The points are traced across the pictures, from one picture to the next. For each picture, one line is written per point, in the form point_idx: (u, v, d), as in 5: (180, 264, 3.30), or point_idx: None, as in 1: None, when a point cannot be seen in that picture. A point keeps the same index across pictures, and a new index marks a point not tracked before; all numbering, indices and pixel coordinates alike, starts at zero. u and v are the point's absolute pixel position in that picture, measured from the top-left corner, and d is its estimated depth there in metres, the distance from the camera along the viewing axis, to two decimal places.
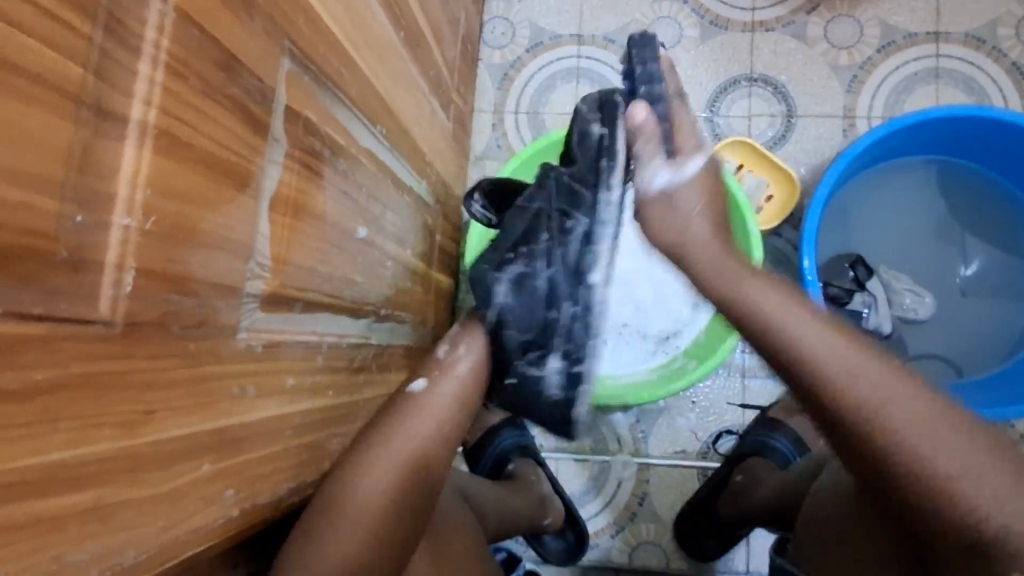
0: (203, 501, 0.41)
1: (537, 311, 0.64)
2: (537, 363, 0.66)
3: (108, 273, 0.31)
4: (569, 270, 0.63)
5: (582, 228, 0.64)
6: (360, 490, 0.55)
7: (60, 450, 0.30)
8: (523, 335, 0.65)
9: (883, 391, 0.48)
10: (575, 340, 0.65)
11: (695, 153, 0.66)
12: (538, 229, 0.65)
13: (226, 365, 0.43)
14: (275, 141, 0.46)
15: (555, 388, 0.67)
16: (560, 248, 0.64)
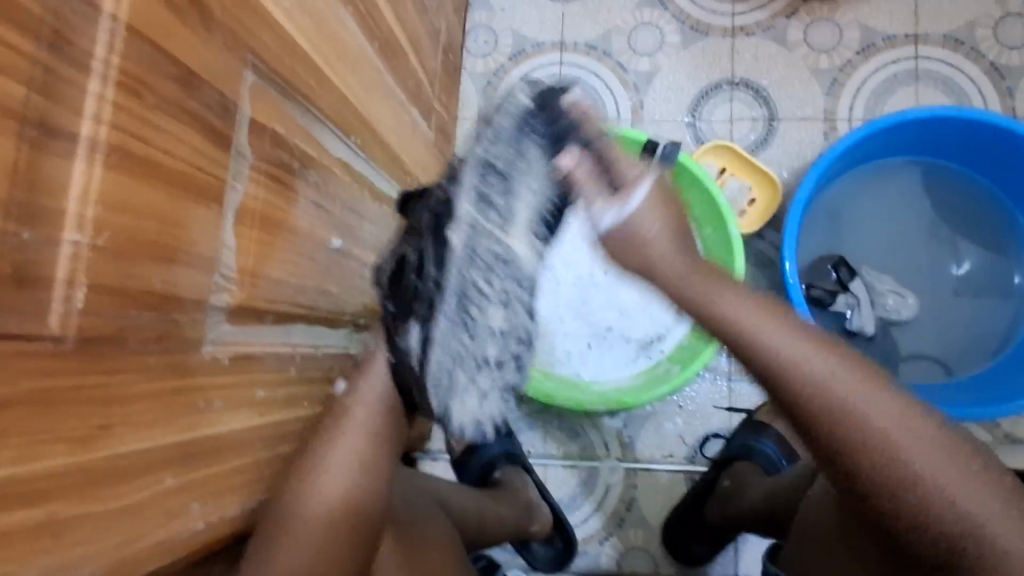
0: (166, 515, 0.41)
1: (400, 281, 0.60)
2: (401, 336, 0.60)
3: (59, 288, 0.32)
4: (433, 231, 0.59)
5: (445, 191, 0.60)
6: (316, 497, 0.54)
7: (10, 465, 0.30)
8: (393, 304, 0.61)
9: (858, 400, 0.51)
10: (431, 305, 0.58)
11: (638, 181, 0.65)
12: (418, 203, 0.63)
13: (191, 377, 0.43)
14: (240, 153, 0.47)
15: (421, 366, 0.60)
16: (430, 214, 0.60)
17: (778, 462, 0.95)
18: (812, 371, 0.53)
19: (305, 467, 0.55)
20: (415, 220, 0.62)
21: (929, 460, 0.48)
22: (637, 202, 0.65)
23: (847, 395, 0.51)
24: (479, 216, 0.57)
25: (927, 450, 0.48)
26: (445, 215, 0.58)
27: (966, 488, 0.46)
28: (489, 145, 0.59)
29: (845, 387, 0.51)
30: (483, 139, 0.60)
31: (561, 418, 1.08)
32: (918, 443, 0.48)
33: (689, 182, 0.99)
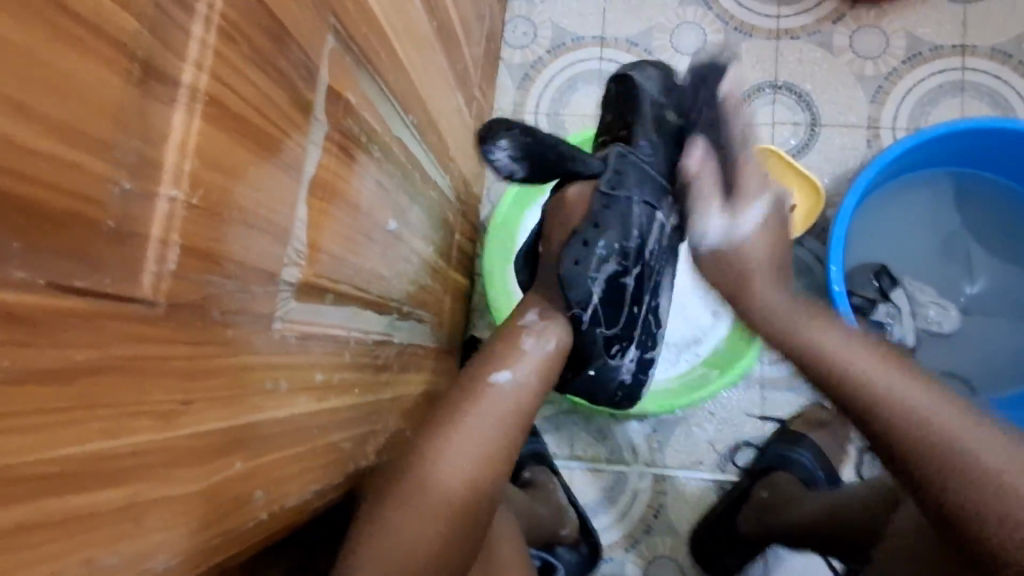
0: (235, 500, 0.38)
1: (621, 310, 0.66)
2: (615, 355, 0.69)
3: (153, 247, 0.29)
4: (625, 248, 0.62)
5: (659, 220, 0.64)
6: (413, 515, 0.55)
7: (99, 440, 0.27)
8: (609, 331, 0.66)
9: (894, 389, 0.51)
10: (643, 325, 0.69)
11: (757, 195, 0.65)
12: (630, 225, 0.62)
13: (261, 357, 0.40)
14: (317, 120, 0.44)
15: (627, 375, 0.73)
16: (652, 240, 0.64)
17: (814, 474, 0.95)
18: (846, 362, 0.55)
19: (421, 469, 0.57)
20: (597, 210, 0.62)
21: (939, 409, 0.49)
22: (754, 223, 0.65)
23: (897, 399, 0.51)
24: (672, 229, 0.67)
25: (967, 429, 0.48)
26: (662, 233, 0.65)
27: (962, 424, 0.48)
28: (651, 132, 0.64)
29: (878, 377, 0.53)
30: (660, 175, 0.64)
31: (589, 419, 1.05)
32: (973, 431, 0.47)
33: None
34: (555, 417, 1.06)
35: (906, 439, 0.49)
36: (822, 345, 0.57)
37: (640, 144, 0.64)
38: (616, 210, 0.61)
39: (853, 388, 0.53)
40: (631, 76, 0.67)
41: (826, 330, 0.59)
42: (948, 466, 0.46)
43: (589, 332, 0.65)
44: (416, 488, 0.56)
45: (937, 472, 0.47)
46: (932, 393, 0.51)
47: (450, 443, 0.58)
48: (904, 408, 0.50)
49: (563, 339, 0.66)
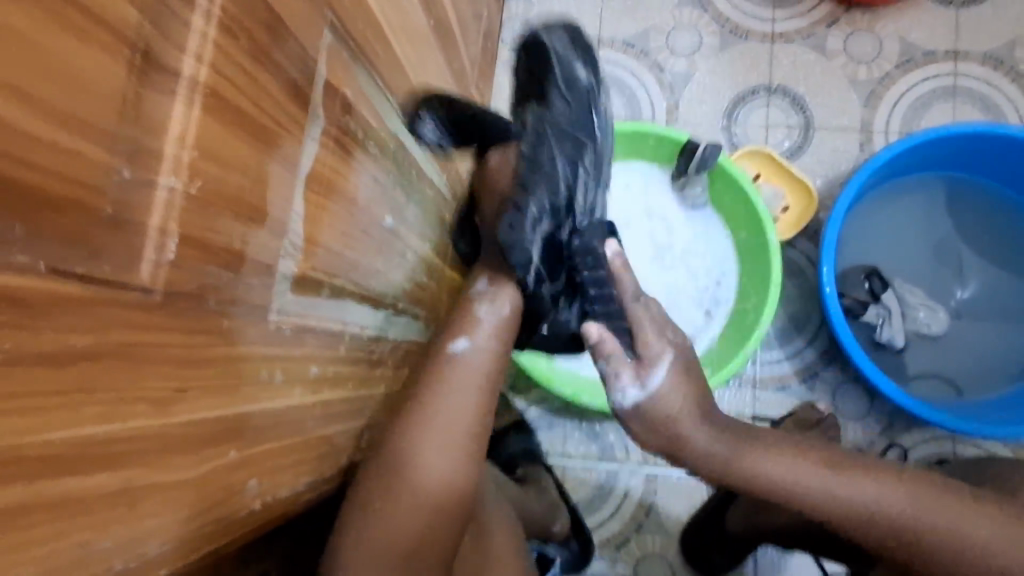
0: (228, 490, 0.38)
1: (559, 263, 0.66)
2: (562, 309, 0.69)
3: (152, 236, 0.29)
4: (555, 206, 0.63)
5: (587, 164, 0.66)
6: (395, 507, 0.56)
7: (95, 425, 0.27)
8: (552, 287, 0.66)
9: (853, 495, 0.55)
10: (581, 277, 0.70)
11: None
12: (551, 173, 0.63)
13: (256, 347, 0.40)
14: (314, 114, 0.44)
15: (576, 327, 0.73)
16: (573, 193, 0.65)
17: None
18: (801, 487, 0.56)
19: (397, 455, 0.57)
20: (524, 176, 0.62)
21: (906, 502, 0.54)
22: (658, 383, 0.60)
23: (835, 501, 0.55)
24: (590, 177, 0.67)
25: (935, 502, 0.54)
26: (587, 173, 0.66)
27: (927, 507, 0.54)
28: (563, 90, 0.65)
29: (816, 483, 0.56)
30: (581, 132, 0.65)
31: (582, 417, 1.06)
32: (932, 506, 0.54)
33: (724, 184, 0.99)
34: (547, 414, 1.07)
35: (891, 547, 0.54)
36: (768, 471, 0.57)
37: (554, 104, 0.65)
38: (540, 171, 0.62)
39: (816, 508, 0.56)
40: (540, 40, 0.66)
41: (775, 454, 0.58)
42: (943, 551, 0.53)
43: (537, 292, 0.65)
44: (394, 476, 0.57)
45: (914, 550, 0.54)
46: (871, 474, 0.56)
47: (422, 424, 0.59)
48: (870, 520, 0.54)
49: (516, 303, 0.66)
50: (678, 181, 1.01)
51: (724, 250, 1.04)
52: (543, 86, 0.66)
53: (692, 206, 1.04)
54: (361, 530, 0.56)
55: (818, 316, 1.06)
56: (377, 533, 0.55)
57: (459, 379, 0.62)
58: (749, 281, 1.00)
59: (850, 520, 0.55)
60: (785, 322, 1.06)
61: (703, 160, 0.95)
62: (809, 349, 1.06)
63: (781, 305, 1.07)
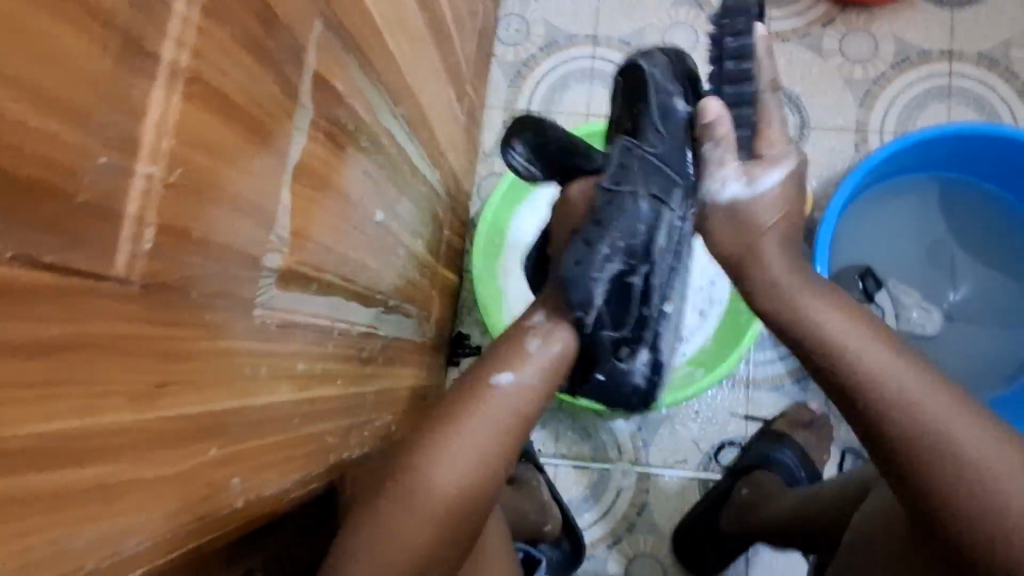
0: (211, 487, 0.37)
1: (628, 312, 0.60)
2: (625, 359, 0.63)
3: (130, 225, 0.28)
4: (631, 249, 0.56)
5: (672, 218, 0.58)
6: (405, 525, 0.54)
7: (68, 419, 0.26)
8: (615, 334, 0.61)
9: (887, 372, 0.53)
10: (649, 325, 0.63)
11: (776, 164, 0.61)
12: (632, 208, 0.56)
13: (241, 341, 0.39)
14: (303, 105, 0.43)
15: (640, 381, 0.66)
16: (661, 237, 0.58)
17: (797, 475, 0.94)
18: (839, 339, 0.56)
19: (416, 474, 0.55)
20: (601, 208, 0.57)
21: (929, 396, 0.51)
22: (770, 183, 0.61)
23: (937, 411, 0.50)
24: (679, 217, 0.59)
25: (951, 408, 0.51)
26: (675, 216, 0.59)
27: (950, 408, 0.51)
28: (655, 127, 0.58)
29: (908, 380, 0.52)
30: (672, 169, 0.58)
31: (575, 417, 1.05)
32: (956, 417, 0.50)
33: None
34: (540, 413, 1.06)
35: (899, 417, 0.51)
36: (826, 323, 0.57)
37: (647, 138, 0.58)
38: (618, 204, 0.57)
39: (842, 355, 0.55)
40: (636, 63, 0.60)
41: (832, 310, 0.58)
42: (933, 454, 0.49)
43: (595, 336, 0.60)
44: (409, 493, 0.54)
45: (933, 452, 0.49)
46: (927, 374, 0.53)
47: (452, 450, 0.56)
48: (893, 392, 0.52)
49: (568, 343, 0.61)
50: None
51: None
52: (638, 118, 0.59)
53: None
54: (372, 541, 0.53)
55: None
56: (381, 550, 0.53)
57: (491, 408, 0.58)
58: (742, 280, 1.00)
59: (870, 385, 0.53)
60: None
61: None
62: None
63: None
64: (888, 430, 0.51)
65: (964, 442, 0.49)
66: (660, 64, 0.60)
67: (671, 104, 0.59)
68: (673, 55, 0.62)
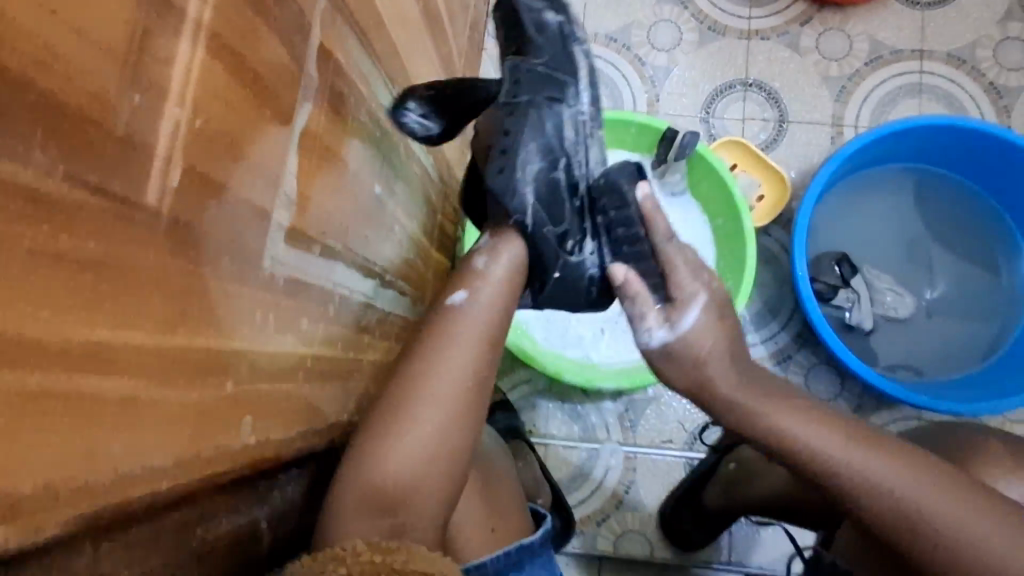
0: (225, 423, 0.40)
1: (560, 203, 0.68)
2: (574, 251, 0.69)
3: (158, 164, 0.31)
4: (547, 146, 0.66)
5: (568, 110, 0.67)
6: (386, 463, 0.60)
7: (105, 331, 0.29)
8: (557, 227, 0.67)
9: (864, 468, 0.58)
10: (586, 215, 0.70)
11: (692, 303, 0.66)
12: (530, 111, 0.66)
13: (251, 289, 0.42)
14: (308, 74, 0.47)
15: (595, 271, 0.71)
16: (567, 130, 0.67)
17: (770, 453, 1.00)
18: (817, 446, 0.60)
19: (391, 408, 0.62)
20: (504, 120, 0.65)
21: (915, 488, 0.56)
22: (691, 323, 0.66)
23: (911, 495, 0.56)
24: (577, 113, 0.68)
25: (931, 488, 0.56)
26: (571, 103, 0.68)
27: (931, 493, 0.56)
28: (536, 44, 0.68)
29: (880, 470, 0.57)
30: (561, 71, 0.67)
31: (564, 399, 1.08)
32: (939, 501, 0.56)
33: (703, 172, 1.04)
34: (531, 395, 1.09)
35: (890, 508, 0.56)
36: (790, 432, 0.61)
37: (530, 53, 0.67)
38: (519, 113, 0.65)
39: (820, 457, 0.60)
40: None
41: (791, 416, 0.62)
42: (926, 545, 0.55)
43: (538, 234, 0.66)
44: (386, 431, 0.61)
45: (915, 538, 0.55)
46: (887, 453, 0.59)
47: (421, 377, 0.63)
48: (879, 487, 0.57)
49: (516, 254, 0.68)
50: (658, 169, 1.06)
51: (702, 237, 1.08)
52: (521, 41, 0.69)
53: (671, 193, 1.08)
54: (359, 479, 0.60)
55: (791, 302, 1.10)
56: (371, 489, 0.60)
57: (449, 347, 0.64)
58: (724, 266, 1.04)
59: (854, 486, 0.58)
60: (760, 307, 1.10)
61: (682, 147, 0.99)
62: (783, 333, 1.09)
63: (756, 291, 1.11)
64: (884, 523, 0.57)
65: (944, 520, 0.55)
66: None
67: (545, 21, 0.69)
68: None
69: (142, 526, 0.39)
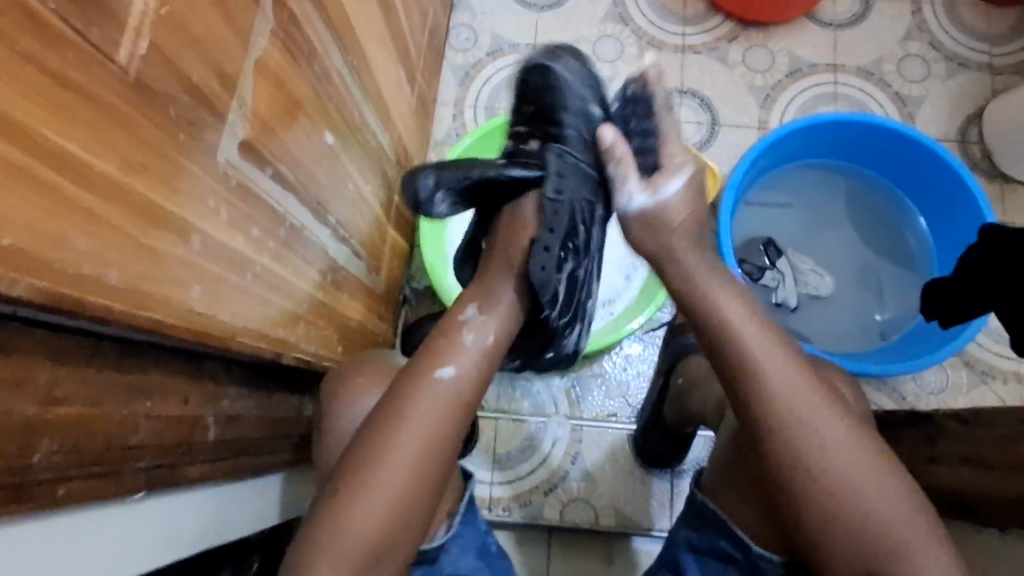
0: (176, 283, 0.46)
1: (570, 299, 0.75)
2: (565, 336, 0.80)
3: (129, 32, 0.39)
4: (578, 248, 0.73)
5: (598, 220, 0.77)
6: (376, 483, 0.62)
7: (78, 147, 0.35)
8: (563, 317, 0.75)
9: (833, 445, 0.61)
10: (580, 306, 0.79)
11: (675, 172, 0.71)
12: (576, 223, 0.73)
13: (207, 176, 0.49)
14: (263, 11, 0.55)
15: (571, 351, 0.85)
16: (587, 235, 0.75)
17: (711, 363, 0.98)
18: (795, 417, 0.62)
19: (390, 415, 0.64)
20: (549, 216, 0.70)
21: (866, 470, 0.61)
22: (673, 189, 0.70)
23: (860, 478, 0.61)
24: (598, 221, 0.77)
25: (875, 475, 0.61)
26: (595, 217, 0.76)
27: (871, 477, 0.61)
28: (576, 147, 0.75)
29: (843, 446, 0.61)
30: (596, 176, 0.76)
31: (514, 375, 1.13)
32: (875, 483, 0.61)
33: None
34: None
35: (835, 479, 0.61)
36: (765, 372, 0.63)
37: (575, 152, 0.75)
38: (563, 210, 0.71)
39: (791, 426, 0.62)
40: (551, 68, 0.79)
41: (780, 364, 0.63)
42: (854, 520, 0.61)
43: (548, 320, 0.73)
44: (387, 445, 0.63)
45: (842, 509, 0.61)
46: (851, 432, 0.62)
47: (413, 410, 0.64)
48: (833, 465, 0.61)
49: (506, 324, 0.71)
50: None
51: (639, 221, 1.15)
52: (556, 122, 0.77)
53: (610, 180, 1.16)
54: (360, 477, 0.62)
55: None
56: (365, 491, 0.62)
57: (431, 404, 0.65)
58: None
59: (812, 449, 0.61)
60: None
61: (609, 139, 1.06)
62: None
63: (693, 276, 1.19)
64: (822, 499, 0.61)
65: (874, 500, 0.61)
66: (566, 67, 0.80)
67: (591, 112, 0.78)
68: (574, 52, 0.82)
69: (95, 370, 0.44)
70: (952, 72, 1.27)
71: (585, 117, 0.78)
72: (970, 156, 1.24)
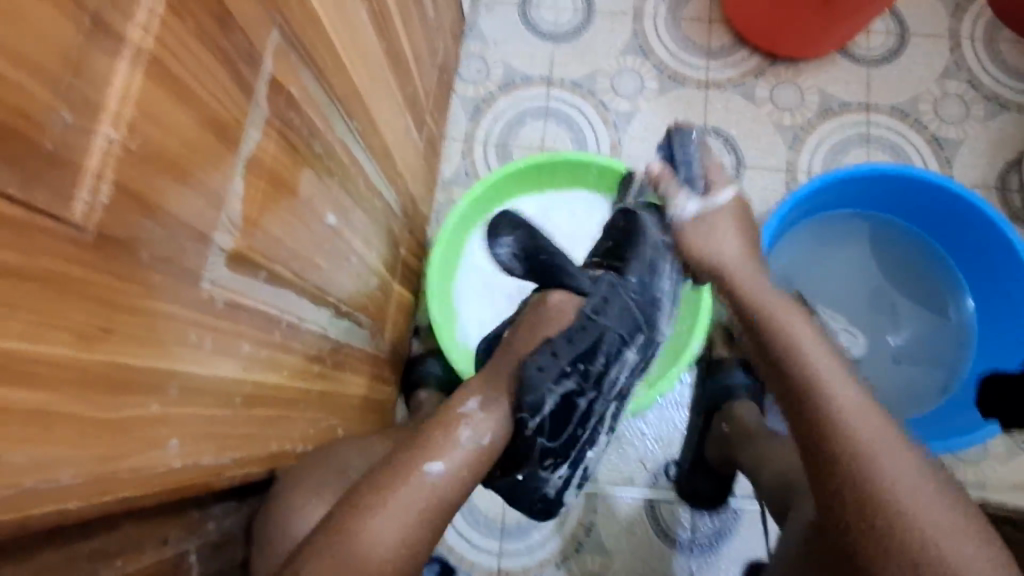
0: (144, 444, 0.40)
1: (565, 426, 0.70)
2: (548, 469, 0.74)
3: (88, 178, 0.32)
4: (584, 373, 0.67)
5: (630, 358, 0.71)
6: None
7: (16, 341, 0.29)
8: (551, 442, 0.70)
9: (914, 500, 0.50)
10: (574, 440, 0.73)
11: (724, 186, 0.76)
12: (597, 351, 0.67)
13: (186, 309, 0.42)
14: (257, 103, 0.48)
15: (550, 491, 0.77)
16: (602, 373, 0.69)
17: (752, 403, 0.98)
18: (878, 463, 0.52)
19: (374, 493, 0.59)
20: (571, 330, 0.67)
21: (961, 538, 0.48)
22: (723, 199, 0.75)
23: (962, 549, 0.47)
24: (620, 378, 0.72)
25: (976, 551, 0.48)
26: (623, 366, 0.71)
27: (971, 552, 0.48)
28: (639, 270, 0.72)
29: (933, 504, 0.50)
30: (642, 318, 0.70)
31: None
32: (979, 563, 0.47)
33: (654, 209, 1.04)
34: None
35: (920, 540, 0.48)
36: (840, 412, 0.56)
37: (629, 279, 0.71)
38: (594, 330, 0.67)
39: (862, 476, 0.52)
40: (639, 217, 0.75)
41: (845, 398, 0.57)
42: None
43: (531, 440, 0.68)
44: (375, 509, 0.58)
45: None
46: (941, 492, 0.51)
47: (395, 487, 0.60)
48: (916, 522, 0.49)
49: (499, 423, 0.68)
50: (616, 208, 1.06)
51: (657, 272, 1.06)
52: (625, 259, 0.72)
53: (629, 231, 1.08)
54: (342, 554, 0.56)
55: None
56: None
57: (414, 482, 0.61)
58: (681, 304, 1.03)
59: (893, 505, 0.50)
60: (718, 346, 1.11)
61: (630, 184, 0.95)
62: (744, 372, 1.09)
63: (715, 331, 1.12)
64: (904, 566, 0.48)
65: None
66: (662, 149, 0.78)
67: (651, 257, 0.73)
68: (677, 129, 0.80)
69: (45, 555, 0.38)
70: (992, 114, 1.20)
71: (653, 269, 0.73)
72: (1010, 205, 1.17)
